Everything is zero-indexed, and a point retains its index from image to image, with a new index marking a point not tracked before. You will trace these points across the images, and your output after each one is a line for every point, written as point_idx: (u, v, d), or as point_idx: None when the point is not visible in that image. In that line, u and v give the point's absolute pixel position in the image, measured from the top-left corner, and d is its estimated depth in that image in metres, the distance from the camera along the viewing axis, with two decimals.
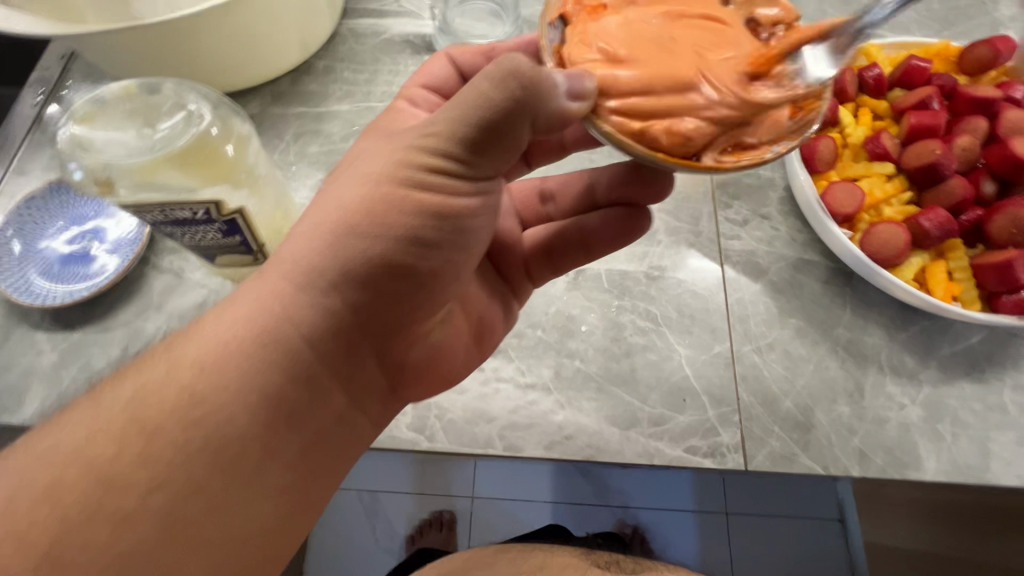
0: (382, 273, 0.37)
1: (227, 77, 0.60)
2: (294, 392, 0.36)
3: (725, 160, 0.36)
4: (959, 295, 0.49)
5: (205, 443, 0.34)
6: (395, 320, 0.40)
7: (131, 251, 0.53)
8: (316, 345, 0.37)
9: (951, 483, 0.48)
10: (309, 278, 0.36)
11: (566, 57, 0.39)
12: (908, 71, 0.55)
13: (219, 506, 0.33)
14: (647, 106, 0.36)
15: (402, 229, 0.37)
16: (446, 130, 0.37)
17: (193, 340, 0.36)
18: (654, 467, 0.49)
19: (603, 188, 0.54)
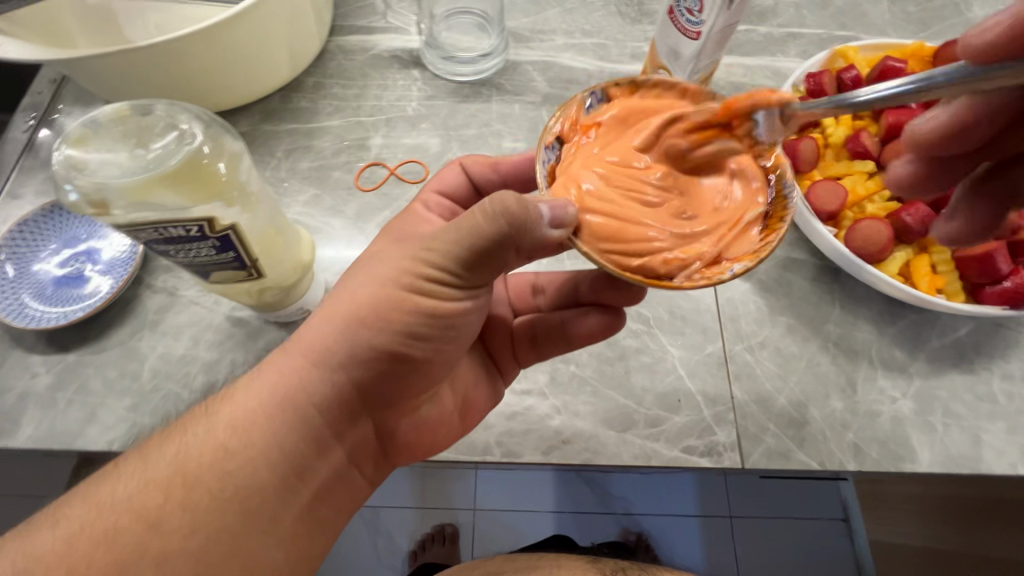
0: (389, 354, 0.39)
1: (218, 96, 0.61)
2: (309, 451, 0.38)
3: (695, 277, 0.37)
4: (943, 287, 0.50)
5: (234, 495, 0.35)
6: (396, 394, 0.41)
7: (126, 272, 0.54)
8: (326, 414, 0.38)
9: (946, 474, 0.49)
10: (321, 356, 0.38)
11: (554, 181, 0.41)
12: (884, 71, 0.57)
13: (238, 565, 0.35)
14: (619, 239, 0.38)
15: (402, 323, 0.38)
16: (443, 247, 0.38)
17: (223, 405, 0.37)
18: (652, 468, 0.49)
19: (587, 288, 0.52)
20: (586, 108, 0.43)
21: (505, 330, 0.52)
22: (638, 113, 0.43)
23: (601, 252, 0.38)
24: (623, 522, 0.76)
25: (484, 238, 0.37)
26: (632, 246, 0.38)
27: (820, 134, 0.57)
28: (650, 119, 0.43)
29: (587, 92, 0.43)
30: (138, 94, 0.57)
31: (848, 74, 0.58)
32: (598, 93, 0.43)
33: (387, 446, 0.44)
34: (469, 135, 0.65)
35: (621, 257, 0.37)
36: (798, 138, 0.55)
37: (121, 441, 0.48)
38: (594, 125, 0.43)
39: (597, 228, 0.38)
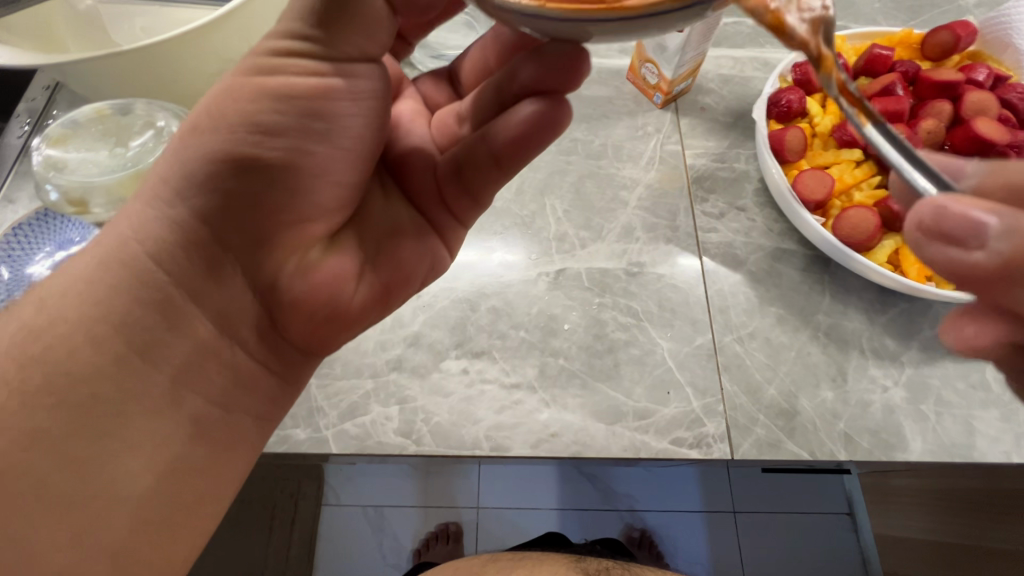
0: (236, 164, 0.35)
1: (207, 99, 0.62)
2: (144, 316, 0.35)
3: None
4: (932, 275, 0.50)
5: (46, 384, 0.33)
6: (256, 220, 0.36)
7: None
8: (164, 261, 0.35)
9: (938, 462, 0.48)
10: (156, 190, 0.36)
11: None
12: (871, 59, 0.56)
13: (59, 458, 0.33)
14: None
15: (246, 115, 0.35)
16: (291, 20, 0.37)
17: (48, 285, 0.36)
18: (642, 461, 0.49)
19: (508, 82, 0.43)
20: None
21: (427, 167, 0.45)
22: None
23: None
24: (626, 518, 0.79)
25: None
26: None
27: (808, 124, 0.56)
28: None
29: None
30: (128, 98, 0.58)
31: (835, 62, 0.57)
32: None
33: (267, 307, 0.39)
34: None
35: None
36: (784, 128, 0.55)
37: None
38: None
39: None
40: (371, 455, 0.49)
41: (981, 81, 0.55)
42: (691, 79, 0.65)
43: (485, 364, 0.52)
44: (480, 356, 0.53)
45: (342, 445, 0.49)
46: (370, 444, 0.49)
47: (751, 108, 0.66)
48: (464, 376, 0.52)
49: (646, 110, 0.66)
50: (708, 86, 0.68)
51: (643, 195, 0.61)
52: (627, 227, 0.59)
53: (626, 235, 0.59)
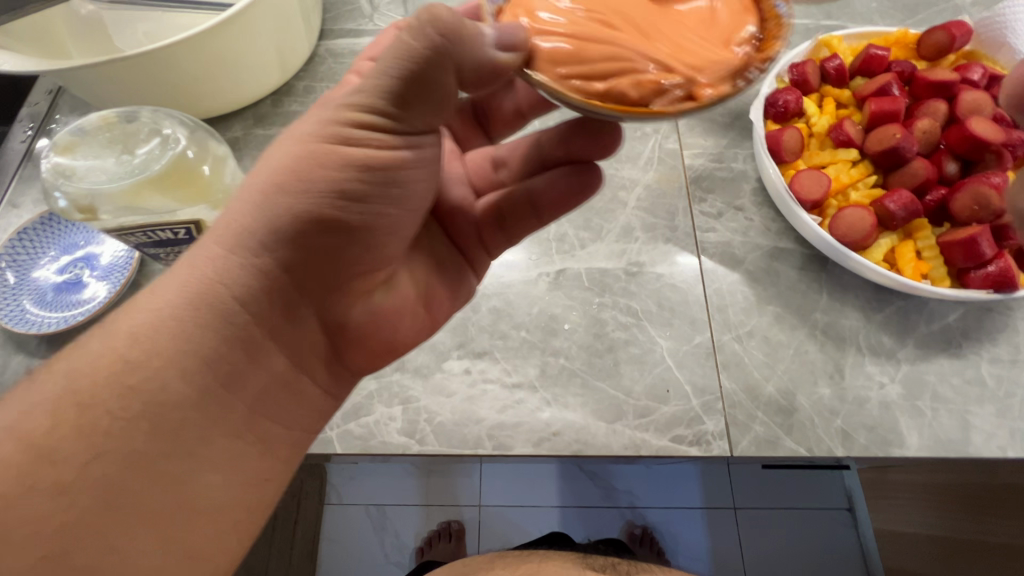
0: (319, 224, 0.37)
1: (209, 102, 0.62)
2: (230, 352, 0.37)
3: (678, 104, 0.33)
4: (928, 273, 0.50)
5: (142, 411, 0.34)
6: (333, 268, 0.40)
7: (123, 277, 0.55)
8: (248, 303, 0.37)
9: (934, 458, 0.49)
10: (239, 238, 0.37)
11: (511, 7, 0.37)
12: (867, 59, 0.57)
13: (157, 483, 0.34)
14: (593, 67, 0.33)
15: (329, 181, 0.37)
16: (373, 87, 0.37)
17: (130, 315, 0.36)
18: (642, 458, 0.50)
19: (550, 147, 0.52)
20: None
21: (470, 217, 0.52)
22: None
23: (562, 83, 0.34)
24: (628, 515, 0.79)
25: (410, 68, 0.36)
26: (610, 61, 0.33)
27: (804, 124, 0.57)
28: None
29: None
30: (130, 102, 0.59)
31: (831, 63, 0.58)
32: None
33: (332, 343, 0.43)
34: None
35: (586, 82, 0.33)
36: (781, 128, 0.56)
37: None
38: None
39: (554, 44, 0.34)
40: (374, 455, 0.49)
41: (976, 80, 0.55)
42: None
43: (486, 364, 0.53)
44: (482, 356, 0.53)
45: (346, 445, 0.50)
46: (374, 444, 0.50)
47: (749, 108, 0.66)
48: (466, 375, 0.52)
49: None
50: None
51: (642, 196, 0.61)
52: (626, 228, 0.59)
53: (626, 235, 0.59)
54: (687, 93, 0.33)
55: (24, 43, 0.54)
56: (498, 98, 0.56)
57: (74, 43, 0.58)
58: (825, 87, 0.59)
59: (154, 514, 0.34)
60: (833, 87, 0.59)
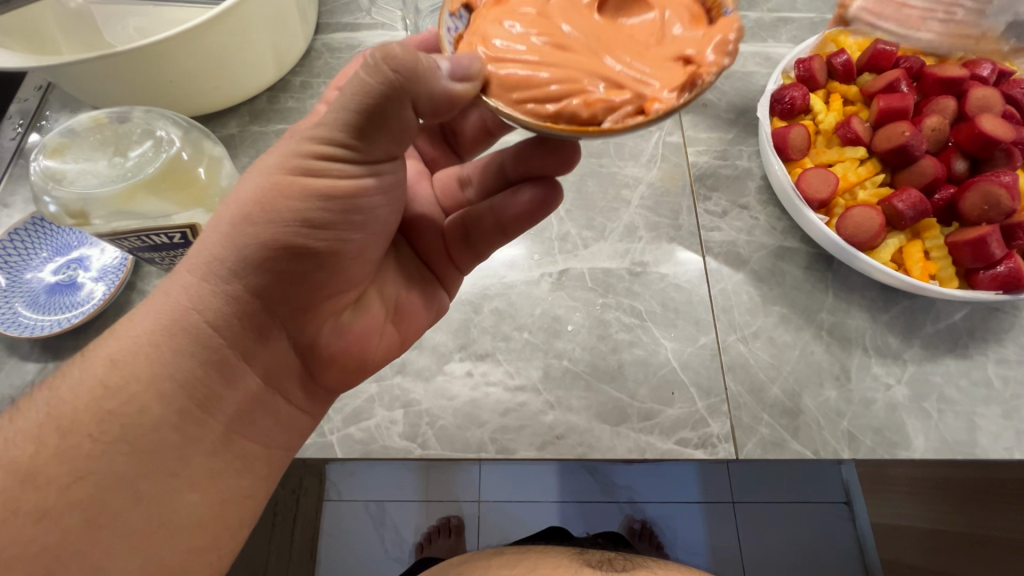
0: (284, 261, 0.37)
1: (204, 99, 0.61)
2: (206, 375, 0.38)
3: (628, 119, 0.32)
4: (936, 273, 0.50)
5: (120, 435, 0.35)
6: (305, 297, 0.39)
7: (117, 278, 0.54)
8: (221, 328, 0.38)
9: (940, 460, 0.49)
10: (209, 268, 0.37)
11: (469, 34, 0.37)
12: (876, 55, 0.56)
13: (134, 503, 0.35)
14: (544, 88, 0.33)
15: (292, 214, 0.36)
16: (333, 120, 0.36)
17: (107, 347, 0.37)
18: (647, 461, 0.49)
19: (517, 164, 0.49)
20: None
21: (435, 228, 0.50)
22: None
23: (515, 108, 0.33)
24: (626, 510, 0.76)
25: (369, 103, 0.34)
26: (560, 82, 0.33)
27: (811, 121, 0.56)
28: None
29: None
30: (124, 100, 0.57)
31: (839, 58, 0.57)
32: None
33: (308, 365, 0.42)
34: None
35: (539, 106, 0.33)
36: (788, 126, 0.55)
37: None
38: None
39: (505, 67, 0.34)
40: (376, 459, 0.49)
41: (985, 76, 0.54)
42: None
43: (489, 367, 0.52)
44: (484, 359, 0.53)
45: (347, 450, 0.49)
46: (375, 448, 0.49)
47: (754, 104, 0.66)
48: (468, 378, 0.52)
49: None
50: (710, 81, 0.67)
51: (646, 194, 0.60)
52: (629, 226, 0.58)
53: (629, 234, 0.59)
54: (637, 108, 0.33)
55: (13, 39, 0.52)
56: (463, 116, 0.54)
57: (63, 38, 0.56)
58: (832, 83, 0.58)
59: (129, 533, 0.35)
60: (840, 83, 0.58)
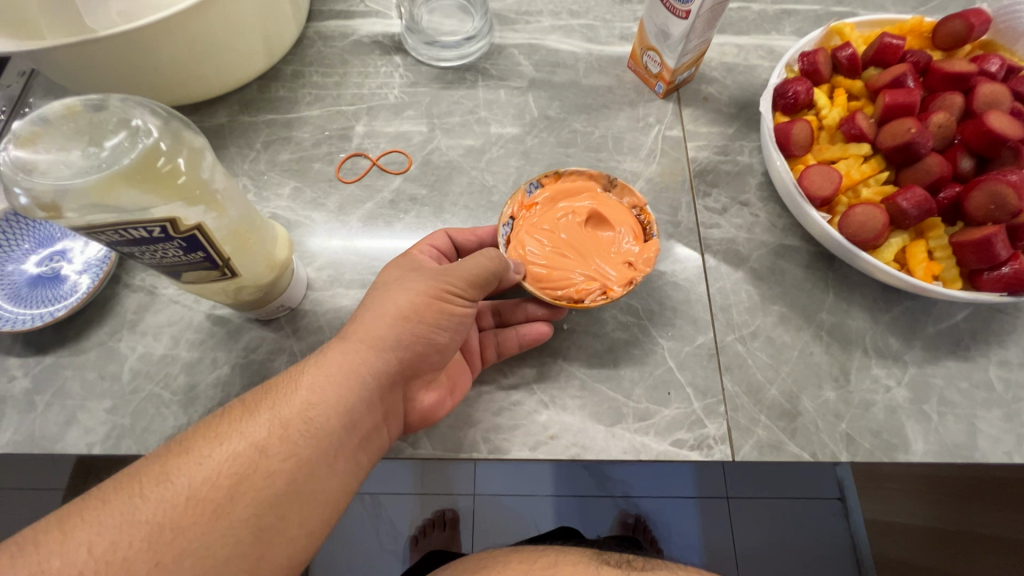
0: (421, 343, 0.44)
1: (193, 87, 0.59)
2: (367, 413, 0.41)
3: (598, 299, 0.48)
4: (939, 274, 0.49)
5: (299, 454, 0.38)
6: (422, 367, 0.45)
7: (102, 271, 0.52)
8: (380, 380, 0.42)
9: (940, 463, 0.48)
10: (378, 341, 0.43)
11: (513, 238, 0.52)
12: (882, 49, 0.55)
13: (294, 515, 0.37)
14: (550, 281, 0.49)
15: (433, 321, 0.44)
16: (466, 273, 0.46)
17: (309, 373, 0.41)
18: (642, 462, 0.48)
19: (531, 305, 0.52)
20: (528, 193, 0.54)
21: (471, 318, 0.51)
22: (568, 193, 0.54)
23: (537, 289, 0.49)
24: (621, 503, 0.75)
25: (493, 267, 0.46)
26: (560, 279, 0.49)
27: (815, 116, 0.55)
28: (570, 192, 0.54)
29: (528, 182, 0.54)
30: (108, 86, 0.55)
31: (844, 52, 0.55)
32: (534, 182, 0.54)
33: (407, 428, 0.47)
34: (454, 123, 0.63)
35: (549, 292, 0.49)
36: (791, 121, 0.53)
37: (100, 442, 0.47)
38: (532, 204, 0.53)
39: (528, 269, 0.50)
40: None
41: (994, 72, 0.53)
42: (695, 68, 0.62)
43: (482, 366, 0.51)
44: None
45: None
46: None
47: (755, 99, 0.64)
48: None
49: (648, 100, 0.64)
50: (711, 75, 0.66)
51: (644, 189, 0.59)
52: None
53: None
54: (603, 290, 0.49)
55: None
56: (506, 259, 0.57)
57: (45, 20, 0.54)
58: (837, 77, 0.57)
59: (295, 540, 0.37)
60: (845, 77, 0.56)
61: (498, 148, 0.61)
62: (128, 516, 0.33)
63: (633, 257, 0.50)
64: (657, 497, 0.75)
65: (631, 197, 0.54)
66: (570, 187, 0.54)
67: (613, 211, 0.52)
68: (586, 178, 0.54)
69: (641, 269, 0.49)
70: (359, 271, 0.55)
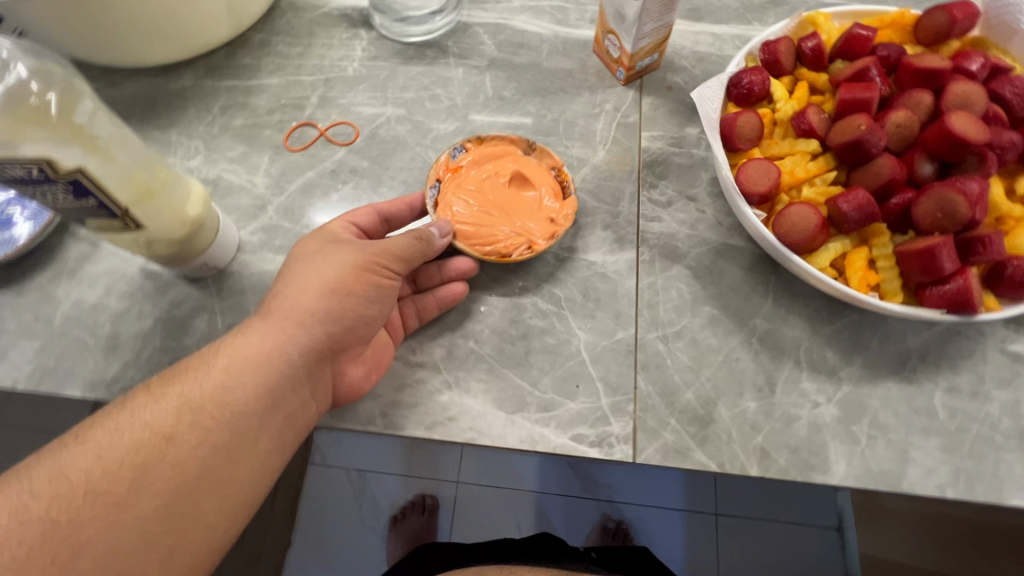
0: (348, 318, 0.43)
1: (155, 50, 0.61)
2: (288, 392, 0.41)
3: (524, 252, 0.51)
4: (878, 284, 0.45)
5: (212, 438, 0.38)
6: (349, 342, 0.44)
7: (45, 220, 0.55)
8: (302, 359, 0.41)
9: (861, 489, 0.44)
10: (299, 319, 0.42)
11: (439, 199, 0.54)
12: (849, 40, 0.51)
13: (209, 496, 0.37)
14: (477, 238, 0.51)
15: (358, 297, 0.43)
16: (391, 249, 0.46)
17: (224, 355, 0.40)
18: (540, 454, 0.47)
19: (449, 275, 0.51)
20: (452, 157, 0.56)
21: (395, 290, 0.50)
22: (490, 156, 0.56)
23: (465, 245, 0.51)
24: (604, 508, 0.72)
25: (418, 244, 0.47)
26: (486, 236, 0.51)
27: (769, 109, 0.51)
28: (493, 154, 0.56)
29: (452, 147, 0.56)
30: (72, 45, 0.58)
31: (808, 42, 0.52)
32: (457, 146, 0.56)
33: (337, 402, 0.46)
34: (407, 99, 0.62)
35: (475, 247, 0.51)
36: (739, 111, 0.50)
37: (24, 379, 0.50)
38: (458, 167, 0.55)
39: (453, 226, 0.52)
40: None
41: (973, 71, 0.48)
42: (657, 54, 0.60)
43: None
44: None
45: None
46: None
47: None
48: None
49: (609, 86, 0.62)
50: (680, 63, 0.63)
51: (589, 176, 0.57)
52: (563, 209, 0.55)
53: None
54: (528, 244, 0.51)
55: None
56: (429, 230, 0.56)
57: None
58: (801, 69, 0.53)
59: (213, 521, 0.37)
60: (810, 69, 0.53)
61: (446, 126, 0.60)
62: (24, 509, 0.34)
63: (557, 213, 0.52)
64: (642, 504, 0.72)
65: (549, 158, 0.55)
66: (492, 151, 0.56)
67: (534, 172, 0.54)
68: (508, 143, 0.56)
69: (562, 223, 0.51)
70: (290, 238, 0.55)
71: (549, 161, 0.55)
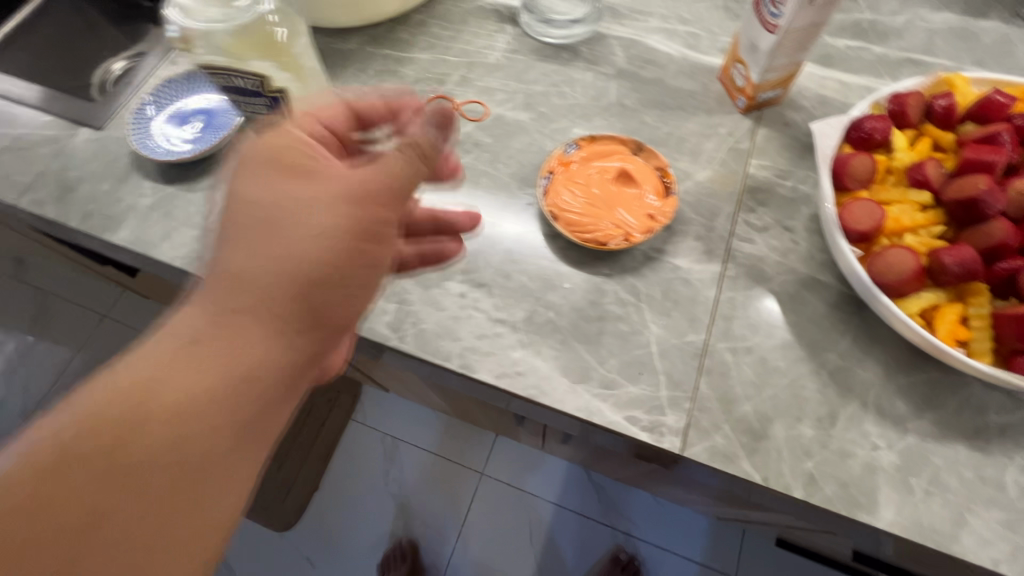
0: (339, 241, 0.40)
1: (334, 14, 0.71)
2: (282, 319, 0.39)
3: (625, 243, 0.55)
4: (967, 341, 0.45)
5: (215, 374, 0.37)
6: (337, 266, 0.41)
7: (220, 135, 0.66)
8: (289, 280, 0.39)
9: (907, 540, 0.44)
10: (280, 238, 0.40)
11: (550, 189, 0.59)
12: (985, 104, 0.51)
13: (205, 430, 0.36)
14: (582, 226, 0.56)
15: (343, 214, 0.40)
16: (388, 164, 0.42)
17: (226, 280, 0.39)
18: (592, 426, 0.50)
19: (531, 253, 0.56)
20: (565, 152, 0.61)
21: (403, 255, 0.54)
22: (600, 154, 0.60)
23: (570, 232, 0.56)
24: (620, 539, 1.06)
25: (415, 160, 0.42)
26: (590, 226, 0.56)
27: (885, 157, 0.52)
28: (603, 152, 0.60)
29: (567, 143, 0.61)
30: None
31: (941, 101, 0.52)
32: (571, 142, 0.61)
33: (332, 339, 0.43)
34: (536, 90, 0.68)
35: (579, 234, 0.56)
36: (855, 152, 0.52)
37: (181, 258, 0.60)
38: (569, 161, 0.60)
39: (560, 213, 0.57)
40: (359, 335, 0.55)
41: None
42: (781, 90, 0.62)
43: (481, 295, 0.56)
44: (479, 287, 0.56)
45: None
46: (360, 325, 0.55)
47: None
48: (458, 297, 0.56)
49: (727, 111, 0.65)
50: (801, 102, 0.65)
51: (691, 189, 0.60)
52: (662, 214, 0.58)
53: None
54: (628, 236, 0.55)
55: None
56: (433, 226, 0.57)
57: None
58: (927, 125, 0.54)
59: (215, 461, 0.36)
60: (936, 127, 0.53)
61: (567, 121, 0.66)
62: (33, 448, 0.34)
63: (658, 212, 0.56)
64: (652, 545, 1.05)
65: (655, 160, 0.59)
66: (602, 149, 0.60)
67: (640, 171, 0.58)
68: (618, 144, 0.60)
69: (661, 222, 0.56)
70: None
71: (655, 163, 0.59)
